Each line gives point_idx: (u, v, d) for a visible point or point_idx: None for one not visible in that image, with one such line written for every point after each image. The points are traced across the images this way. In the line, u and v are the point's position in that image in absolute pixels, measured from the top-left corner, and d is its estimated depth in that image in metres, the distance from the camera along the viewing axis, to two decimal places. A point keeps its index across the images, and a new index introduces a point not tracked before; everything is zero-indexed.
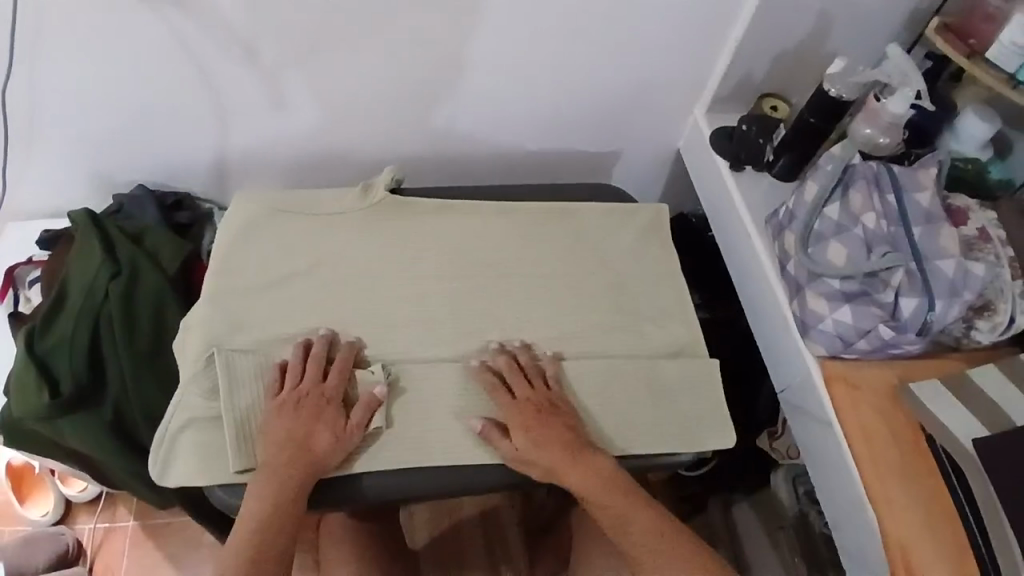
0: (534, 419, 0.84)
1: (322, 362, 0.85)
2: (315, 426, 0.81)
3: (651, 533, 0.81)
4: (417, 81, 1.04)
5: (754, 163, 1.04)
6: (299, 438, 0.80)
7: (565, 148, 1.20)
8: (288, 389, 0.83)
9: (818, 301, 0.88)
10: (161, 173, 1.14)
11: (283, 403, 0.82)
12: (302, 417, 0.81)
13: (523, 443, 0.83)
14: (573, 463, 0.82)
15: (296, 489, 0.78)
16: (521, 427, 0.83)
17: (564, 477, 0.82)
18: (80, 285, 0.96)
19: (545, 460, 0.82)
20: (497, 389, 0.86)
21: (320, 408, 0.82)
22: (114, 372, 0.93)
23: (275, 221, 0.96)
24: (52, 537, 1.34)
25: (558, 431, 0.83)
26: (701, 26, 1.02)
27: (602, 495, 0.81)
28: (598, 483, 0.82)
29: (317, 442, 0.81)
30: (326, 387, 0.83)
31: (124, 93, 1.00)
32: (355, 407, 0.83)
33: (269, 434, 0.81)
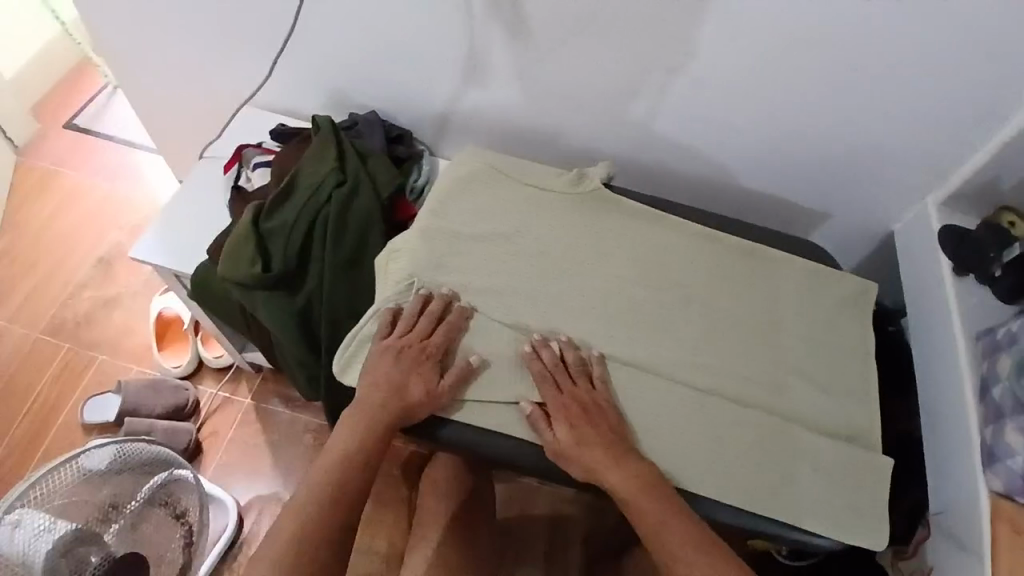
0: (575, 417, 0.84)
1: (433, 319, 0.89)
2: (412, 377, 0.86)
3: (690, 545, 0.77)
4: (657, 88, 1.05)
5: (977, 271, 0.97)
6: (395, 383, 0.86)
7: (770, 196, 1.18)
8: (395, 335, 0.89)
9: (1015, 434, 0.82)
10: (392, 102, 1.23)
11: (386, 347, 0.88)
12: (403, 365, 0.87)
13: (571, 436, 0.83)
14: (614, 460, 0.82)
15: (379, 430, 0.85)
16: (563, 421, 0.84)
17: (601, 477, 0.82)
18: (309, 183, 1.05)
19: (589, 457, 0.82)
20: (549, 384, 0.86)
21: (420, 360, 0.87)
22: (314, 268, 1.02)
23: (495, 180, 1.01)
24: (177, 389, 1.48)
25: (602, 431, 0.84)
26: (960, 119, 0.98)
27: (643, 495, 0.81)
28: (637, 487, 0.81)
29: (411, 392, 0.86)
30: (429, 343, 0.88)
31: (394, 24, 1.09)
32: (452, 372, 0.87)
33: (372, 374, 0.87)
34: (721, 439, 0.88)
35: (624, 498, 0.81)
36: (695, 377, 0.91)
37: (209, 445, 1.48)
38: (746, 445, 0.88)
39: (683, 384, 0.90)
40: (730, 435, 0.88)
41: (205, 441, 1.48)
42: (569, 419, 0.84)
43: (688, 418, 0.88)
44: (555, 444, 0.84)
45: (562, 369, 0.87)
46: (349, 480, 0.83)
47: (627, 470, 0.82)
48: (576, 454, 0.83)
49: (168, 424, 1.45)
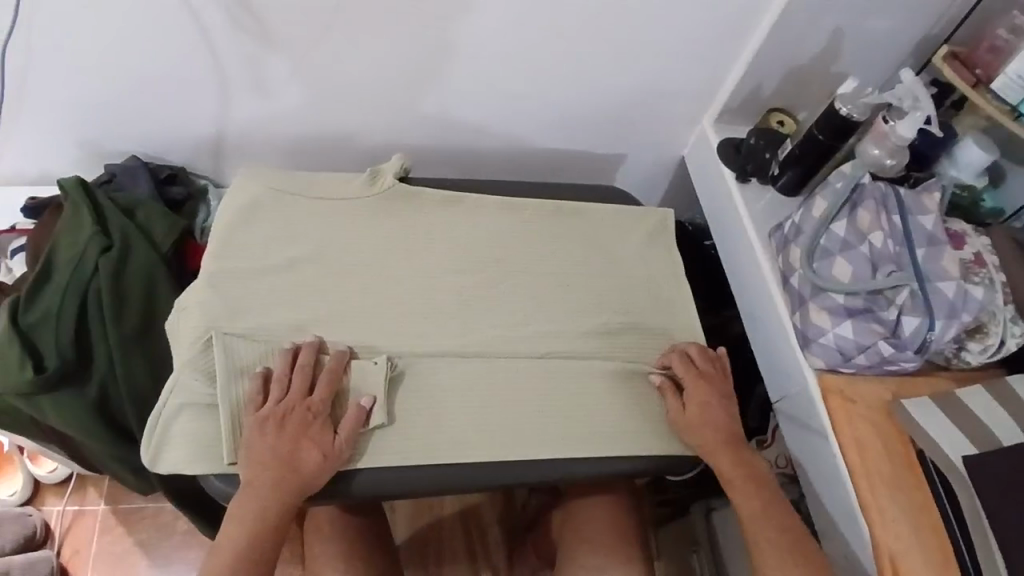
0: (706, 402, 0.92)
1: (308, 374, 0.82)
2: (302, 444, 0.78)
3: (784, 537, 0.85)
4: (434, 69, 1.02)
5: (759, 175, 1.09)
6: (283, 456, 0.77)
7: (570, 148, 1.22)
8: (270, 403, 0.79)
9: (819, 315, 0.88)
10: (158, 146, 1.11)
11: (264, 419, 0.78)
12: (289, 435, 0.78)
13: (695, 415, 0.91)
14: (732, 449, 0.90)
15: (280, 510, 0.77)
16: (697, 402, 0.92)
17: (712, 456, 0.90)
18: (68, 257, 0.93)
19: (708, 436, 0.90)
20: (686, 367, 0.94)
21: (307, 423, 0.79)
22: (101, 349, 0.91)
23: (279, 203, 0.93)
24: (19, 518, 1.29)
25: (726, 416, 0.92)
26: (714, 35, 1.04)
27: (749, 483, 0.88)
28: (744, 473, 0.89)
29: (306, 462, 0.78)
30: (312, 401, 0.81)
31: (130, 61, 0.96)
32: (347, 427, 0.81)
33: (253, 453, 0.78)
34: (567, 397, 0.91)
35: (726, 478, 0.89)
36: (533, 348, 0.93)
37: (74, 568, 1.32)
38: (590, 397, 0.92)
39: (524, 357, 0.92)
40: (575, 395, 0.92)
41: (69, 564, 1.32)
42: (700, 400, 0.92)
43: (532, 386, 0.90)
44: (676, 419, 0.92)
45: (706, 367, 0.95)
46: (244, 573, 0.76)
47: (737, 449, 0.90)
48: (700, 429, 0.91)
49: (24, 558, 1.26)
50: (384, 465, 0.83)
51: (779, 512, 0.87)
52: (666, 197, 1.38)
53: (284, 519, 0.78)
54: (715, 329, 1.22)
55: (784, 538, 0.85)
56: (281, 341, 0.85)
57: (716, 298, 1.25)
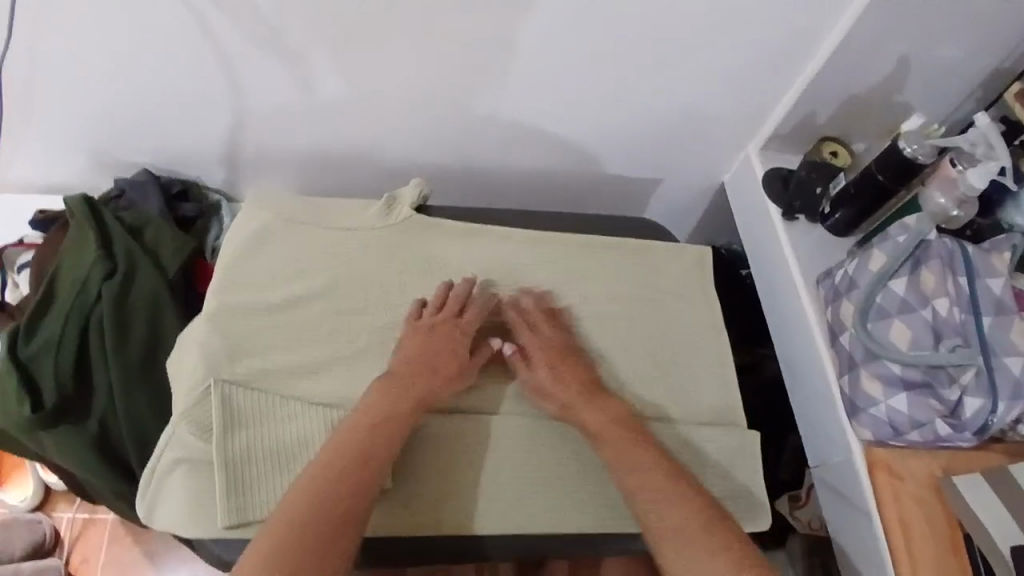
0: (587, 394, 0.83)
1: (461, 300, 0.85)
2: (442, 357, 0.81)
3: (682, 530, 0.73)
4: (454, 87, 0.96)
5: (809, 213, 1.00)
6: (429, 357, 0.80)
7: (602, 171, 1.14)
8: (429, 312, 0.84)
9: (870, 382, 0.81)
10: (169, 159, 1.07)
11: (420, 325, 0.83)
12: (437, 344, 0.81)
13: (542, 375, 0.83)
14: (588, 399, 0.82)
15: (348, 472, 0.71)
16: (545, 363, 0.83)
17: (577, 413, 0.82)
18: (71, 281, 0.89)
19: (567, 395, 0.82)
20: (522, 325, 0.86)
21: (457, 336, 0.82)
22: (102, 382, 0.87)
23: (290, 234, 0.88)
24: (31, 524, 1.29)
25: (576, 373, 0.84)
26: (765, 59, 0.95)
27: (619, 435, 0.80)
28: (607, 423, 0.81)
29: (551, 383, 0.83)
30: (463, 322, 0.84)
31: (134, 71, 0.91)
32: (534, 353, 0.84)
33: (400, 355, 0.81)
34: (588, 458, 0.84)
35: (594, 430, 0.81)
36: (551, 404, 0.86)
37: None
38: (615, 463, 0.85)
39: (539, 415, 0.85)
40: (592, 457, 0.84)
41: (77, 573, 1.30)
42: (544, 360, 0.84)
43: (548, 447, 0.84)
44: (533, 384, 0.83)
45: (533, 325, 0.87)
46: (312, 557, 0.66)
47: (657, 457, 0.78)
48: (611, 432, 0.80)
49: (32, 567, 1.26)
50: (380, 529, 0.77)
51: (707, 524, 0.73)
52: (701, 222, 1.30)
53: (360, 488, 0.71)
54: (747, 370, 1.14)
55: (706, 558, 0.71)
56: (288, 388, 0.80)
57: (751, 335, 1.17)
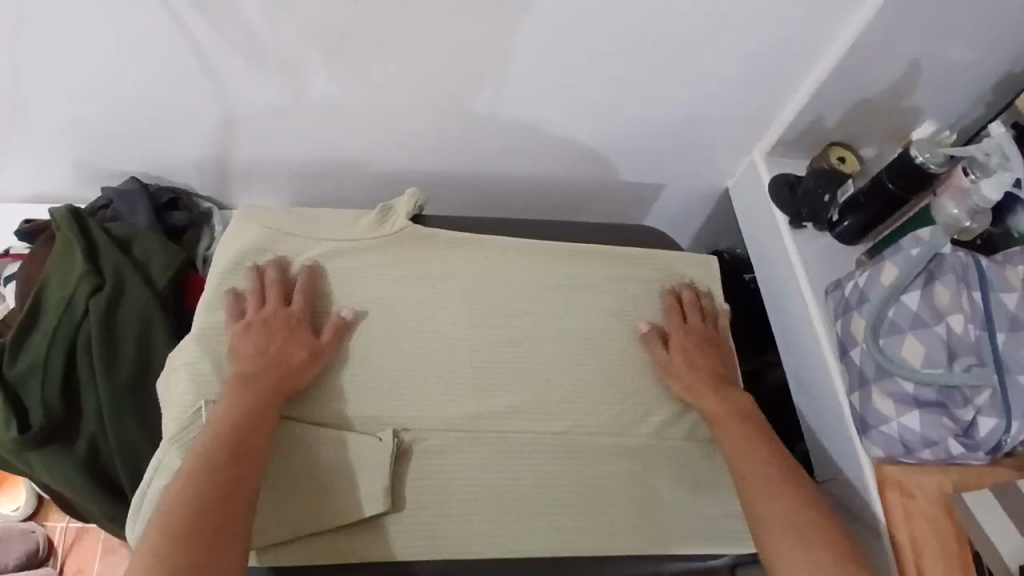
0: (712, 382, 0.85)
1: (282, 287, 0.82)
2: (287, 347, 0.78)
3: (797, 517, 0.72)
4: (451, 94, 0.93)
5: (816, 221, 0.97)
6: (268, 352, 0.76)
7: (603, 177, 1.11)
8: (250, 311, 0.80)
9: (882, 399, 0.78)
10: (158, 168, 1.04)
11: (246, 324, 0.78)
12: (272, 338, 0.78)
13: (679, 358, 0.86)
14: (716, 386, 0.84)
15: (236, 430, 0.70)
16: (682, 346, 0.87)
17: (704, 398, 0.84)
18: (57, 298, 0.87)
19: (694, 377, 0.85)
20: (675, 312, 0.91)
21: (292, 326, 0.79)
22: (90, 402, 0.86)
23: (282, 247, 0.86)
24: (24, 534, 1.27)
25: (711, 360, 0.87)
26: (770, 63, 0.93)
27: (736, 420, 0.82)
28: (731, 411, 0.82)
29: (681, 366, 0.86)
30: (293, 310, 0.80)
31: (120, 81, 0.88)
32: (675, 337, 0.88)
33: (237, 355, 0.77)
34: (594, 477, 0.81)
35: (710, 415, 0.83)
36: (554, 422, 0.83)
37: None
38: (621, 482, 0.81)
39: (542, 432, 0.82)
40: (597, 476, 0.81)
41: None
42: (688, 346, 0.87)
43: (553, 466, 0.81)
44: (660, 365, 0.87)
45: (694, 318, 0.90)
46: (218, 509, 0.64)
47: (766, 449, 0.78)
48: (727, 420, 0.82)
49: None
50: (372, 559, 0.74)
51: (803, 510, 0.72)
52: (705, 226, 1.27)
53: (249, 443, 0.70)
54: (751, 378, 1.12)
55: (806, 548, 0.69)
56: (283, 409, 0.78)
57: (756, 343, 1.15)
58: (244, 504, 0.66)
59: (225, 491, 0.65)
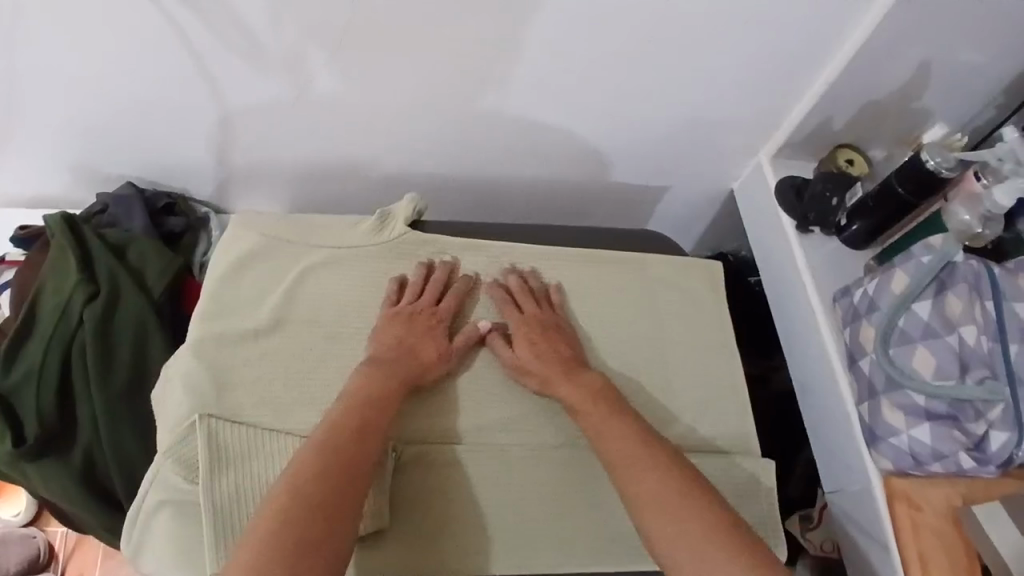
0: (564, 371, 0.79)
1: (440, 286, 0.84)
2: (424, 340, 0.79)
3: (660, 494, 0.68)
4: (450, 98, 0.92)
5: (823, 225, 0.95)
6: (405, 341, 0.78)
7: (606, 180, 1.10)
8: (405, 300, 0.82)
9: (892, 411, 0.77)
10: (155, 172, 1.03)
11: (397, 313, 0.81)
12: (413, 328, 0.80)
13: (522, 349, 0.80)
14: (564, 374, 0.79)
15: (347, 444, 0.67)
16: (525, 341, 0.81)
17: (554, 389, 0.79)
18: (51, 306, 0.86)
19: (547, 369, 0.79)
20: (509, 306, 0.84)
21: (433, 323, 0.81)
22: (84, 412, 0.84)
23: (279, 253, 0.84)
24: (24, 539, 1.26)
25: (559, 349, 0.81)
26: (777, 65, 0.91)
27: (594, 403, 0.76)
28: (587, 396, 0.77)
29: (527, 358, 0.80)
30: (440, 309, 0.83)
31: (114, 85, 0.87)
32: (516, 335, 0.82)
33: (380, 338, 0.79)
34: (593, 491, 0.79)
35: (571, 405, 0.77)
36: (554, 433, 0.81)
37: None
38: (620, 495, 0.79)
39: (542, 443, 0.80)
40: (598, 489, 0.79)
41: None
42: (527, 337, 0.81)
43: (548, 478, 0.79)
44: (509, 362, 0.81)
45: (529, 308, 0.84)
46: (321, 517, 0.61)
47: (621, 425, 0.74)
48: (583, 406, 0.76)
49: None
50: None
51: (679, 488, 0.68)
52: (710, 228, 1.25)
53: (371, 437, 0.69)
54: (757, 383, 1.11)
55: (678, 519, 0.65)
56: (280, 420, 0.76)
57: (761, 348, 1.13)
58: (365, 485, 0.66)
59: (323, 508, 0.62)
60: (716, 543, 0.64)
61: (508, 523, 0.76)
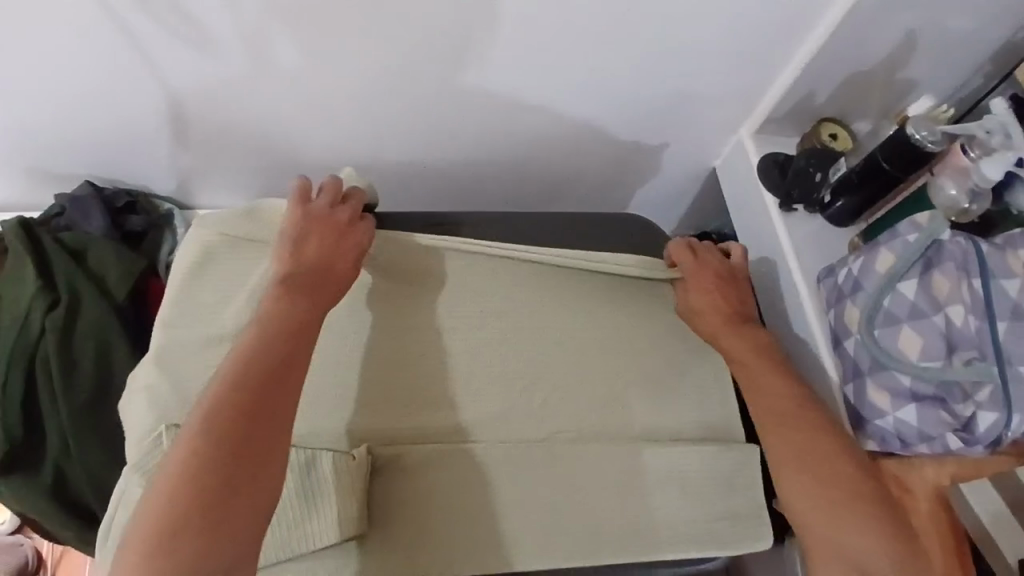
0: (729, 325, 0.85)
1: (355, 206, 0.80)
2: (342, 258, 0.76)
3: (806, 453, 0.74)
4: (418, 84, 0.88)
5: (807, 203, 0.94)
6: (327, 258, 0.75)
7: (585, 161, 1.07)
8: (315, 211, 0.77)
9: (877, 393, 0.76)
10: (116, 170, 0.99)
11: (309, 222, 0.76)
12: (334, 245, 0.76)
13: (695, 296, 0.87)
14: (733, 326, 0.84)
15: (255, 392, 0.64)
16: (697, 285, 0.87)
17: (716, 338, 0.85)
18: (9, 316, 0.83)
19: (710, 319, 0.85)
20: (684, 251, 0.89)
21: (353, 238, 0.77)
22: (53, 427, 0.82)
23: (239, 253, 0.81)
24: (11, 548, 1.25)
25: (728, 298, 0.86)
26: (757, 38, 0.87)
27: (755, 355, 0.82)
28: (748, 348, 0.83)
29: (702, 305, 0.86)
30: (363, 227, 0.79)
31: (62, 79, 0.83)
32: (690, 280, 0.88)
33: (294, 253, 0.74)
34: (578, 487, 0.76)
35: (731, 356, 0.83)
36: (536, 428, 0.79)
37: None
38: (605, 490, 0.76)
39: (525, 442, 0.78)
40: (583, 487, 0.76)
41: None
42: (700, 284, 0.87)
43: (534, 474, 0.76)
44: (683, 305, 0.88)
45: (706, 258, 0.89)
46: (227, 486, 0.60)
47: (780, 378, 0.80)
48: (740, 357, 0.82)
49: None
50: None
51: (827, 448, 0.74)
52: (693, 208, 1.23)
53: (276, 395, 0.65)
54: None
55: (817, 484, 0.73)
56: None
57: None
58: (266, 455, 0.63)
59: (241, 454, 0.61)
60: (851, 504, 0.71)
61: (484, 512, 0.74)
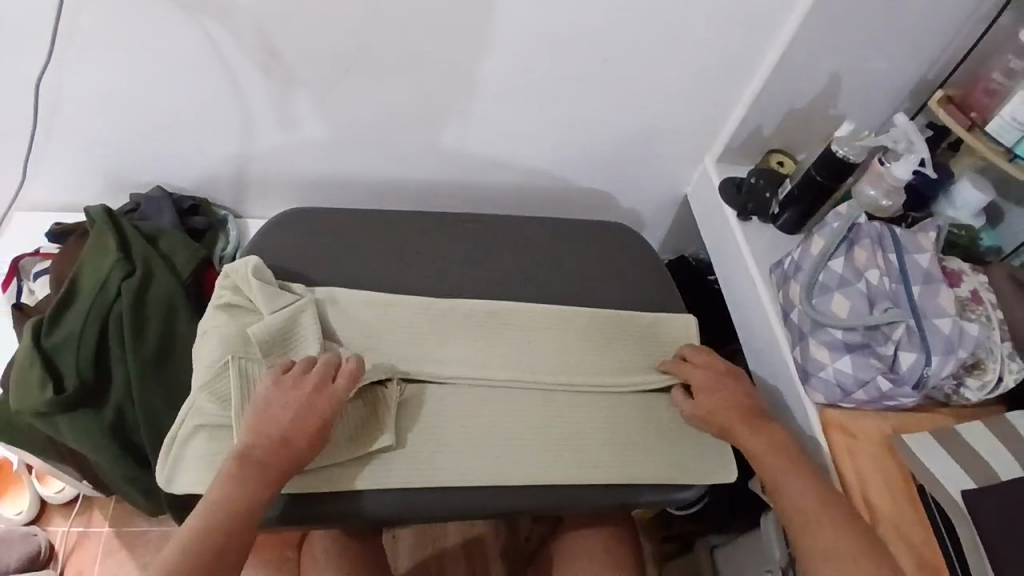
0: (747, 424, 0.88)
1: (332, 369, 0.82)
2: (304, 430, 0.78)
3: (842, 552, 0.76)
4: (442, 109, 1.09)
5: (760, 214, 1.12)
6: (287, 427, 0.77)
7: (577, 183, 1.26)
8: (288, 379, 0.80)
9: (819, 349, 0.91)
10: (181, 177, 1.16)
11: (277, 390, 0.79)
12: (298, 415, 0.78)
13: (705, 402, 0.91)
14: (750, 427, 0.88)
15: (213, 544, 0.72)
16: (705, 392, 0.92)
17: (736, 438, 0.88)
18: (91, 282, 0.97)
19: (725, 420, 0.89)
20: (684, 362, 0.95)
21: (320, 412, 0.79)
22: (118, 374, 0.95)
23: (310, 230, 1.02)
24: (25, 537, 1.28)
25: (737, 399, 0.91)
26: (713, 79, 1.10)
27: (776, 453, 0.85)
28: (769, 447, 0.85)
29: (713, 408, 0.91)
30: (335, 389, 0.81)
31: (154, 95, 1.02)
32: (699, 386, 0.93)
33: (262, 419, 0.78)
34: (570, 424, 0.90)
35: (755, 454, 0.86)
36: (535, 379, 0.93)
37: None
38: (593, 426, 0.91)
39: (527, 387, 0.92)
40: (578, 421, 0.91)
41: None
42: (708, 388, 0.92)
43: (533, 410, 0.90)
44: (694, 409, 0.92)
45: (711, 369, 0.94)
46: None
47: (805, 473, 0.82)
48: (761, 455, 0.85)
49: None
50: (361, 488, 0.82)
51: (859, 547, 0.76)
52: (669, 232, 1.42)
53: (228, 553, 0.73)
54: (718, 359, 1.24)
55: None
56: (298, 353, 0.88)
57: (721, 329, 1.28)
58: None
59: None
60: None
61: (490, 437, 0.88)
